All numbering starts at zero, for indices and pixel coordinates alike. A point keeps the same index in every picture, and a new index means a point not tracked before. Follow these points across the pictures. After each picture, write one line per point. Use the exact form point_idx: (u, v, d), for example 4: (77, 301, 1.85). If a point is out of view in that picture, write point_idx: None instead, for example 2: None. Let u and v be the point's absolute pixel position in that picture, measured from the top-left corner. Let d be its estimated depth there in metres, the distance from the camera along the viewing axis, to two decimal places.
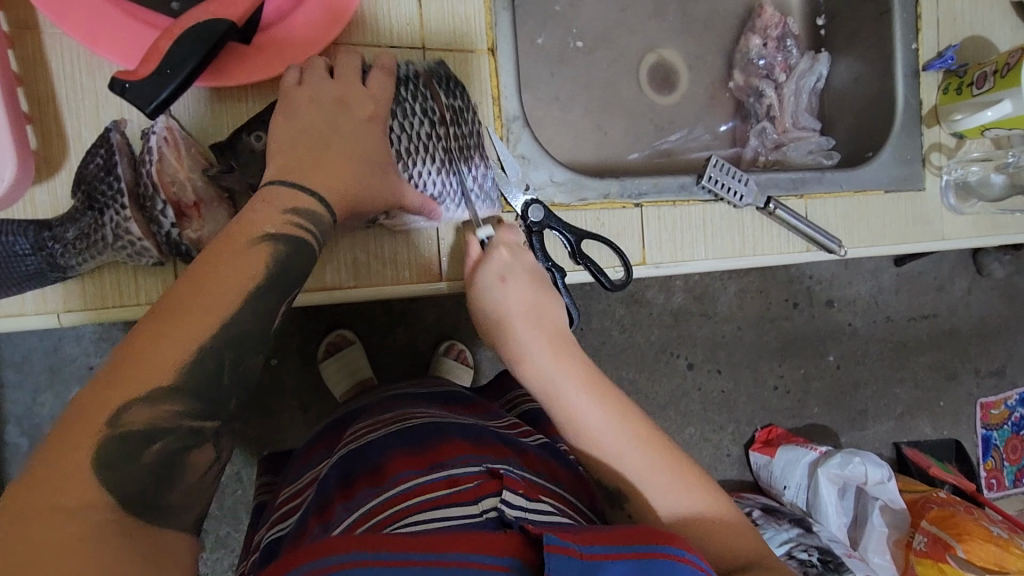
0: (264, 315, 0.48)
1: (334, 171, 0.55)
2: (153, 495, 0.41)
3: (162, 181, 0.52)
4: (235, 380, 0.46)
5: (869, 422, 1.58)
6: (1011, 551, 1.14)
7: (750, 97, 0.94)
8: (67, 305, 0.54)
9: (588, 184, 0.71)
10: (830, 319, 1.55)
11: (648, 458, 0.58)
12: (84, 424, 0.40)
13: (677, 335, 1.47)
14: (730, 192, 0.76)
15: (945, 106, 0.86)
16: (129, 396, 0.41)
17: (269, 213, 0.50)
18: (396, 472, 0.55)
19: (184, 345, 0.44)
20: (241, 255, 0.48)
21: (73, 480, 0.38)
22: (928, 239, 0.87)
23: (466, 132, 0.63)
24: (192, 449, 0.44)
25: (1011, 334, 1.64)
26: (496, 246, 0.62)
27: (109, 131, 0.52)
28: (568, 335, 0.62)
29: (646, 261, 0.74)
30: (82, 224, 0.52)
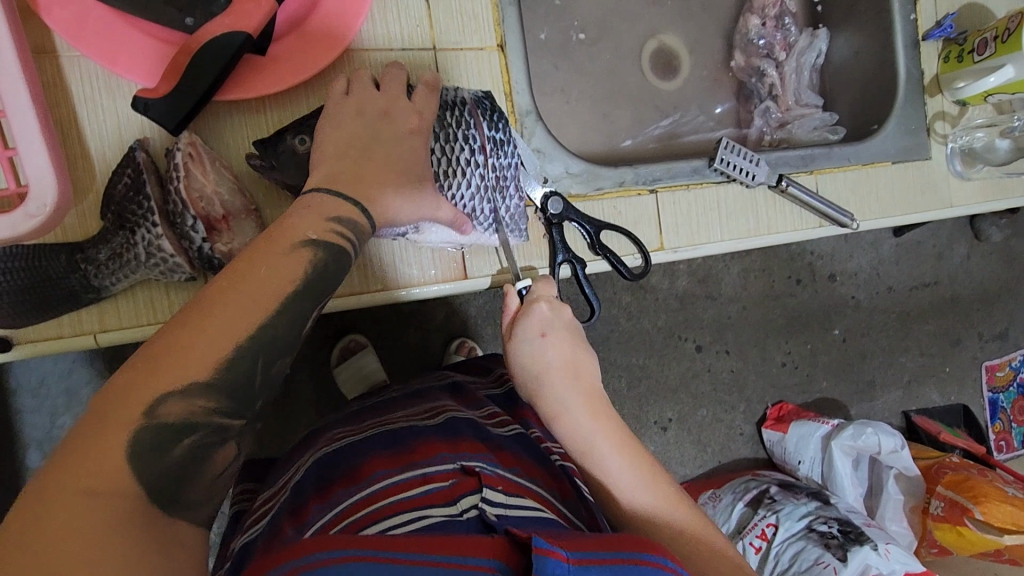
0: (298, 318, 0.47)
1: (377, 182, 0.54)
2: (177, 488, 0.41)
3: (191, 198, 0.53)
4: (265, 380, 0.45)
5: (877, 392, 1.60)
6: None
7: (752, 78, 0.95)
8: (103, 325, 0.55)
9: (603, 173, 0.72)
10: (833, 293, 1.56)
11: (626, 447, 0.57)
12: (121, 412, 0.39)
13: (684, 319, 1.48)
14: (743, 172, 0.76)
15: (946, 75, 0.87)
16: (166, 388, 0.40)
17: (314, 219, 0.49)
18: (372, 472, 0.56)
19: (222, 341, 0.43)
20: (280, 260, 0.47)
21: (105, 468, 0.38)
22: (936, 208, 0.88)
23: (505, 162, 0.65)
24: (218, 446, 0.43)
25: (1012, 297, 1.66)
26: (536, 299, 0.60)
27: (135, 150, 0.52)
28: (579, 357, 0.60)
29: (664, 247, 0.75)
30: (114, 245, 0.52)
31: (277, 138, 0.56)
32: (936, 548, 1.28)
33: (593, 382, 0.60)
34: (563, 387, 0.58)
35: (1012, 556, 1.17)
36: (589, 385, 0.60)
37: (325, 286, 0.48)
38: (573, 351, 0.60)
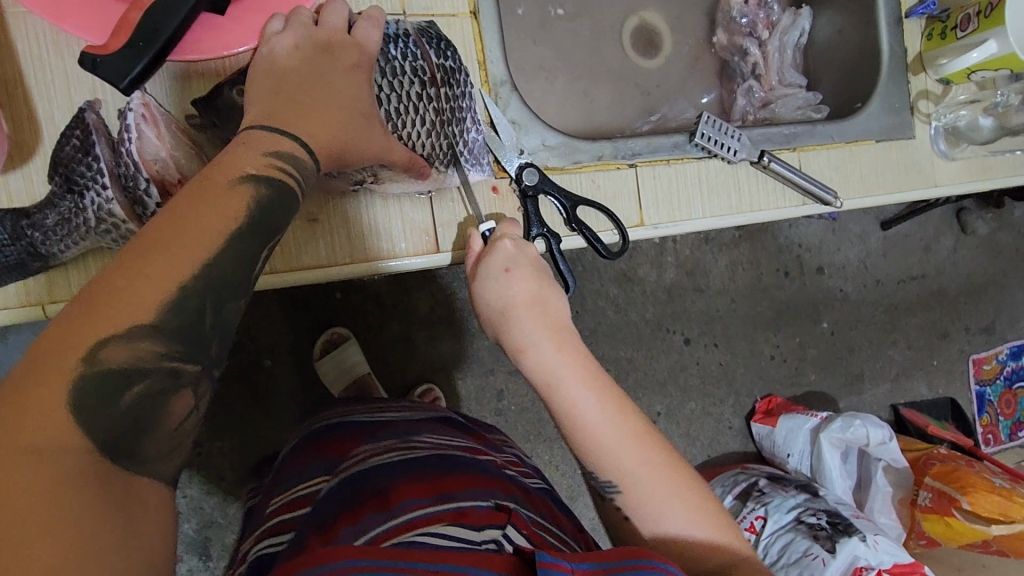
0: (244, 256, 0.46)
1: (317, 116, 0.52)
2: (129, 438, 0.41)
3: (144, 159, 0.50)
4: (216, 324, 0.45)
5: (866, 385, 1.59)
6: (1015, 500, 1.14)
7: (735, 56, 0.94)
8: (54, 296, 0.53)
9: (581, 147, 0.70)
10: (821, 286, 1.56)
11: (603, 403, 0.56)
12: (57, 362, 0.39)
13: (672, 311, 1.47)
14: (724, 148, 0.75)
15: (929, 53, 0.86)
16: (106, 332, 0.40)
17: (250, 154, 0.48)
18: (403, 500, 0.54)
19: (162, 283, 0.42)
20: (217, 196, 0.46)
21: (48, 421, 0.37)
22: (921, 187, 0.87)
23: (457, 92, 0.63)
24: (171, 393, 0.43)
25: (998, 290, 1.66)
26: (499, 237, 0.60)
27: (84, 111, 0.50)
28: (544, 288, 0.60)
29: (644, 223, 0.73)
30: (62, 209, 0.50)
31: (216, 94, 0.54)
32: (924, 540, 1.26)
33: (564, 322, 0.60)
34: (531, 324, 0.58)
35: (1000, 548, 1.16)
36: (563, 327, 0.60)
37: (271, 224, 0.48)
38: (539, 287, 0.60)
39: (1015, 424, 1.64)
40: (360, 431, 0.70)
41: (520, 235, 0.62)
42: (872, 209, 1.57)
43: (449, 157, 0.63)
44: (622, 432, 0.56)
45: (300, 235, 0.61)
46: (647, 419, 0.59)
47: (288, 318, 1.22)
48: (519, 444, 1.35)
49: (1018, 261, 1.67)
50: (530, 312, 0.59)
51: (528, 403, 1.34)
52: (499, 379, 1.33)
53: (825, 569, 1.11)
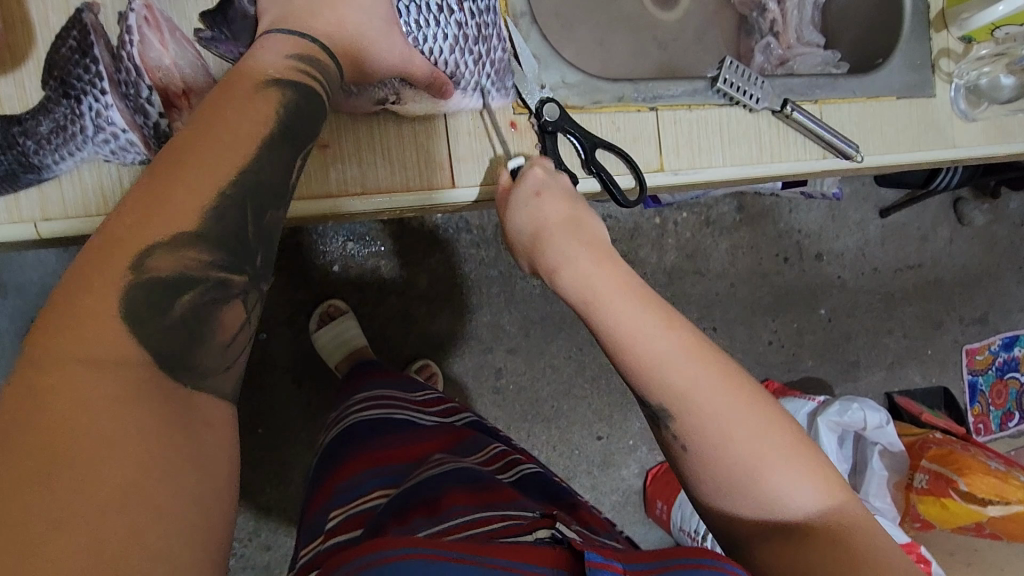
0: (284, 162, 0.45)
1: (334, 20, 0.51)
2: (183, 349, 0.40)
3: (147, 65, 0.47)
4: (259, 231, 0.44)
5: (862, 373, 1.58)
6: (1010, 482, 1.13)
7: (753, 12, 0.92)
8: (45, 213, 0.49)
9: (602, 86, 0.67)
10: (819, 273, 1.54)
11: (649, 312, 0.53)
12: (105, 272, 0.38)
13: (671, 294, 1.45)
14: (746, 95, 0.72)
15: (952, 9, 0.84)
16: (151, 240, 0.39)
17: (273, 59, 0.46)
18: (449, 506, 0.60)
19: (200, 189, 0.41)
20: (245, 100, 0.44)
21: (105, 335, 0.37)
22: (940, 148, 0.85)
23: (482, 6, 0.60)
24: (222, 304, 0.42)
25: (993, 282, 1.65)
26: (531, 163, 0.60)
27: (81, 11, 0.47)
28: (578, 211, 0.59)
29: (665, 168, 0.71)
30: (57, 116, 0.47)
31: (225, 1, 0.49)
32: (919, 522, 1.28)
33: (600, 242, 0.57)
34: (567, 243, 0.56)
35: (994, 531, 1.18)
36: (599, 243, 0.57)
37: (300, 130, 0.47)
38: (572, 209, 0.59)
39: (1005, 414, 1.65)
40: (401, 432, 0.78)
41: (552, 165, 0.62)
42: (873, 196, 1.55)
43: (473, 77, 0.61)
44: (675, 349, 0.52)
45: (311, 164, 0.58)
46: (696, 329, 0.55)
47: (286, 283, 1.18)
48: (517, 424, 1.32)
49: (1014, 253, 1.66)
50: (564, 231, 0.57)
51: (527, 382, 1.31)
52: (497, 357, 1.30)
53: None
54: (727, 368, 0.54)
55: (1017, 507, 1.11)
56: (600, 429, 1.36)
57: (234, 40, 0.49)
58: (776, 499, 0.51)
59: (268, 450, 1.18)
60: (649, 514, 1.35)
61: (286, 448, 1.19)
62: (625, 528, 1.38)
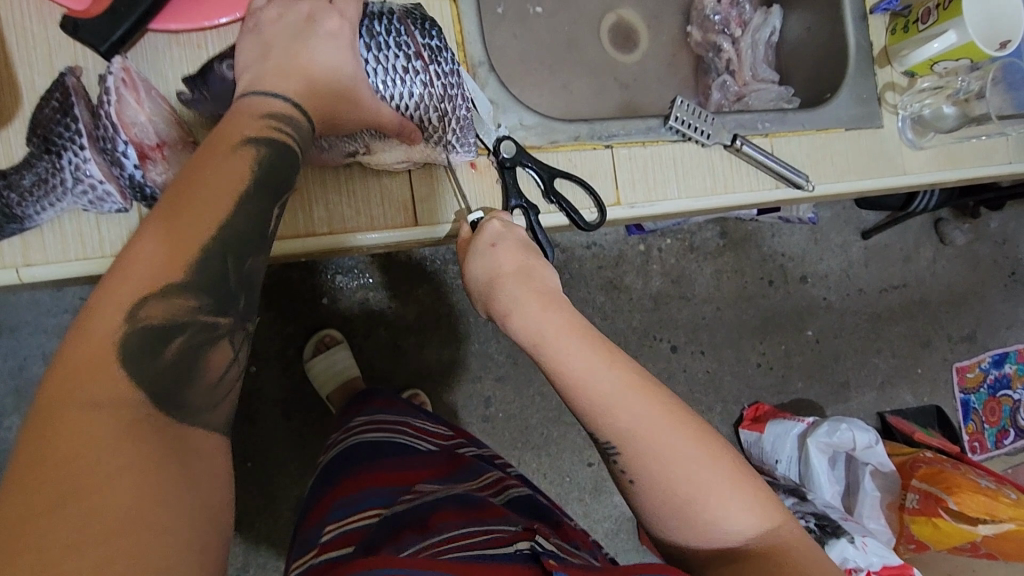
0: (259, 214, 0.49)
1: (300, 80, 0.54)
2: (175, 389, 0.43)
3: (123, 122, 0.50)
4: (241, 278, 0.47)
5: (852, 393, 1.60)
6: (1000, 501, 1.13)
7: (709, 52, 0.97)
8: (26, 259, 0.52)
9: (558, 127, 0.72)
10: (805, 295, 1.57)
11: (593, 355, 0.55)
12: (101, 323, 0.41)
13: (658, 319, 1.47)
14: (697, 131, 0.77)
15: (894, 46, 0.90)
16: (143, 292, 0.42)
17: (247, 121, 0.50)
18: (438, 522, 0.62)
19: (187, 242, 0.45)
20: (222, 159, 0.48)
21: (105, 382, 0.40)
22: (891, 174, 0.89)
23: (447, 69, 0.61)
24: (208, 346, 0.46)
25: (979, 299, 1.68)
26: (488, 217, 0.61)
27: (64, 75, 0.51)
28: (530, 260, 0.59)
29: (621, 202, 0.74)
30: (39, 170, 0.50)
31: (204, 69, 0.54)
32: (913, 544, 1.27)
33: (550, 288, 0.59)
34: (518, 293, 0.57)
35: (989, 551, 1.19)
36: (545, 288, 0.58)
37: (279, 180, 0.50)
38: (524, 259, 0.59)
39: (1000, 431, 1.67)
40: (399, 455, 0.79)
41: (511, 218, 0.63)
42: (853, 218, 1.59)
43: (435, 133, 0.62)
44: (620, 388, 0.54)
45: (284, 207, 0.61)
46: (641, 367, 0.57)
47: (275, 319, 1.21)
48: (509, 452, 1.34)
49: (997, 271, 1.69)
50: (511, 277, 0.58)
51: (517, 409, 1.33)
52: (487, 385, 1.32)
53: None
54: (669, 403, 0.55)
55: (1007, 525, 1.12)
56: (592, 455, 1.37)
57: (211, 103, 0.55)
58: (722, 527, 0.53)
59: (260, 483, 1.20)
60: (642, 541, 1.36)
61: (279, 481, 1.20)
62: (619, 555, 1.38)
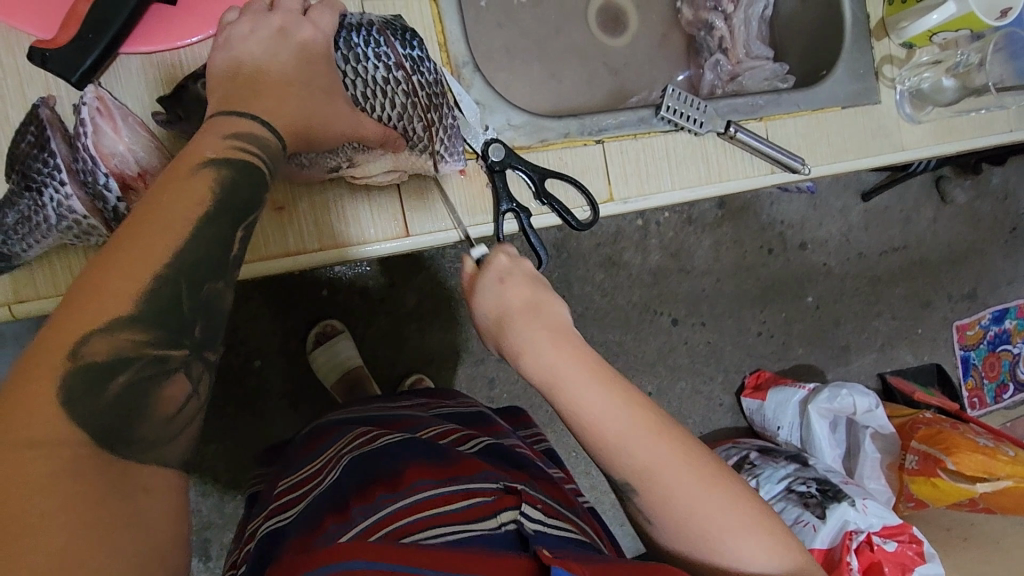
0: (221, 237, 0.44)
1: (275, 96, 0.50)
2: (124, 426, 0.39)
3: (102, 153, 0.49)
4: (196, 307, 0.43)
5: (853, 357, 1.61)
6: (998, 458, 1.14)
7: (701, 32, 0.94)
8: (17, 295, 0.52)
9: (547, 125, 0.70)
10: (805, 261, 1.57)
11: (611, 395, 0.55)
12: (44, 362, 0.38)
13: (657, 294, 1.47)
14: (690, 120, 0.75)
15: (891, 17, 0.87)
16: (89, 327, 0.39)
17: (209, 139, 0.46)
18: (414, 480, 0.59)
19: (136, 271, 0.40)
20: (181, 182, 0.44)
21: (45, 421, 0.36)
22: (889, 151, 0.88)
23: (429, 79, 0.61)
24: (162, 379, 0.42)
25: (980, 257, 1.68)
26: (494, 250, 0.59)
27: (38, 107, 0.50)
28: (541, 296, 0.58)
29: (614, 198, 0.73)
30: (21, 207, 0.49)
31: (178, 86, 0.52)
32: (912, 503, 1.29)
33: (563, 324, 0.57)
34: (530, 333, 0.56)
35: (988, 505, 1.18)
36: (558, 327, 0.57)
37: (244, 202, 0.46)
38: (534, 294, 0.58)
39: (999, 386, 1.68)
40: (367, 424, 0.77)
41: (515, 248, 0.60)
42: (852, 182, 1.58)
43: (420, 141, 0.60)
44: (634, 426, 0.55)
45: (267, 226, 0.60)
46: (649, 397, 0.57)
47: (274, 316, 1.21)
48: None
49: (998, 228, 1.68)
50: (522, 316, 0.56)
51: (521, 389, 1.35)
52: (489, 367, 1.33)
53: (817, 535, 1.14)
54: (684, 441, 0.56)
55: (1005, 482, 1.12)
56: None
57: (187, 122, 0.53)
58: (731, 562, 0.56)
59: None
60: None
61: None
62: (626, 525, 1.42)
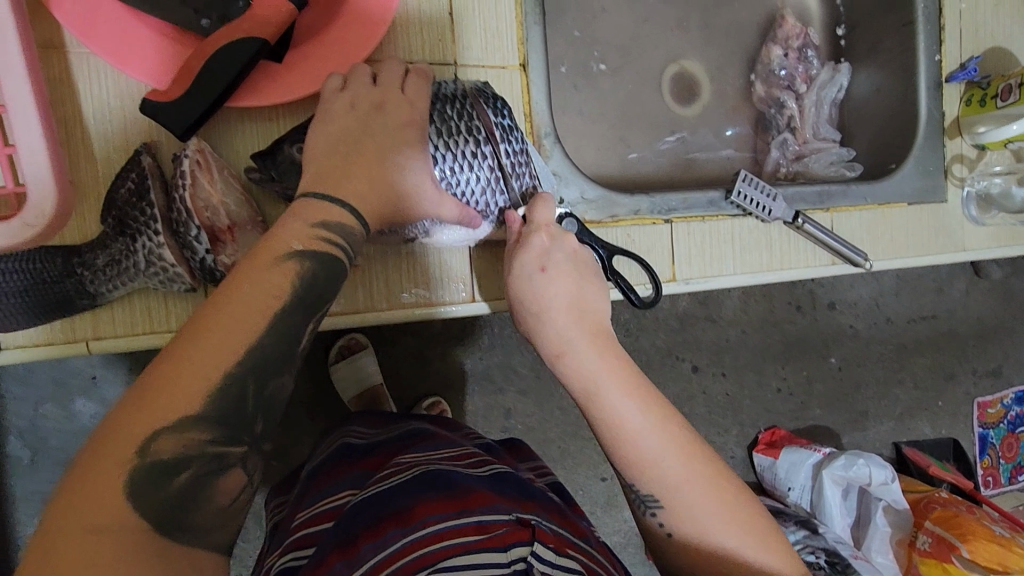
0: (288, 334, 0.46)
1: (365, 180, 0.51)
2: (181, 515, 0.41)
3: (196, 207, 0.50)
4: (260, 403, 0.45)
5: (869, 423, 1.45)
6: (1013, 550, 1.06)
7: (772, 108, 0.94)
8: (97, 332, 0.53)
9: (619, 201, 0.70)
10: (831, 322, 1.42)
11: (647, 407, 0.54)
12: (113, 451, 0.39)
13: (682, 339, 1.34)
14: (760, 208, 0.75)
15: (966, 118, 0.86)
16: (158, 424, 0.40)
17: (295, 227, 0.47)
18: (423, 514, 0.53)
19: (204, 369, 0.42)
20: (264, 275, 0.45)
21: (112, 503, 0.38)
22: (951, 251, 0.86)
23: (516, 148, 0.60)
24: (219, 474, 0.43)
25: (1008, 335, 1.52)
26: (534, 231, 0.58)
27: (140, 154, 0.51)
28: (584, 288, 0.58)
29: (676, 278, 0.73)
30: (113, 251, 0.51)
31: (274, 149, 0.52)
32: None
33: (601, 325, 0.58)
34: (569, 329, 0.56)
35: None
36: (596, 326, 0.57)
37: (318, 296, 0.47)
38: (577, 286, 0.58)
39: (1017, 467, 1.50)
40: (386, 450, 0.72)
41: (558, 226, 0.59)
42: None
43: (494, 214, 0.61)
44: (667, 445, 0.53)
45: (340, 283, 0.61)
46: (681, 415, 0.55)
47: None
48: None
49: None
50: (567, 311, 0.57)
51: (537, 422, 1.25)
52: (508, 398, 1.24)
53: None
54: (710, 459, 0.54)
55: None
56: (605, 469, 1.30)
57: (279, 181, 0.53)
58: None
59: None
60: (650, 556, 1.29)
61: None
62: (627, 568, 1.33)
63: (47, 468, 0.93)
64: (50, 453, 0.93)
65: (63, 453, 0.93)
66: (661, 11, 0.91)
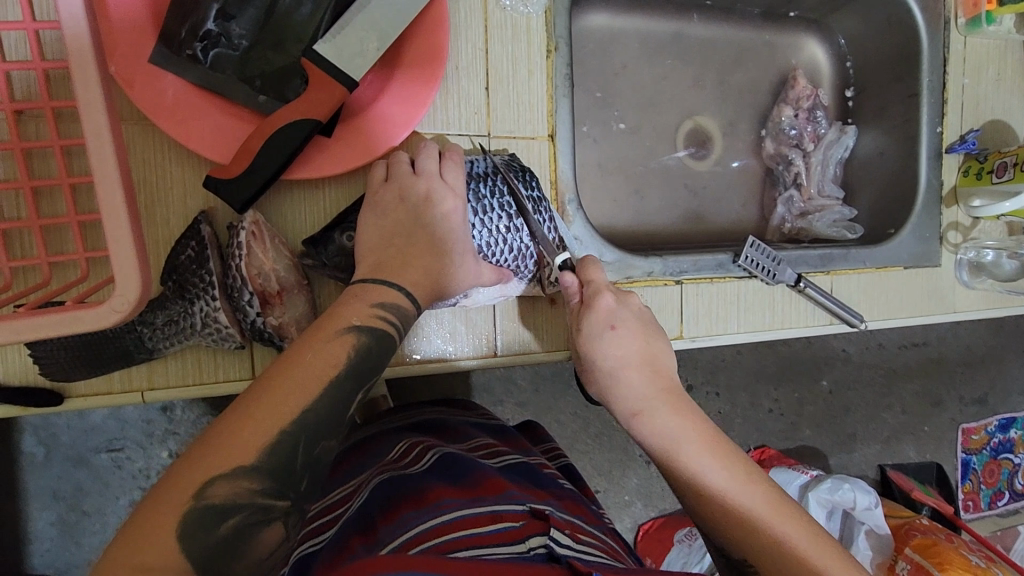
0: (341, 400, 0.49)
1: (420, 267, 0.56)
2: (224, 561, 0.42)
3: (250, 274, 0.55)
4: (309, 460, 0.46)
5: (857, 445, 1.48)
6: None
7: (780, 165, 0.99)
8: (151, 383, 0.58)
9: (635, 263, 0.75)
10: (824, 345, 1.43)
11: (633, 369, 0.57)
12: (170, 497, 0.41)
13: (679, 357, 1.34)
14: (764, 271, 0.79)
15: (964, 188, 0.90)
16: (217, 469, 0.42)
17: (358, 306, 0.52)
18: (439, 498, 0.54)
19: (266, 423, 0.45)
20: (326, 343, 0.49)
21: (159, 547, 0.40)
22: (940, 313, 0.91)
23: (544, 214, 0.66)
24: (262, 526, 0.44)
25: (996, 364, 1.54)
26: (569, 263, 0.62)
27: (199, 224, 0.55)
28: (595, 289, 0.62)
29: (683, 335, 0.78)
30: (171, 312, 0.55)
31: (327, 238, 0.59)
32: None
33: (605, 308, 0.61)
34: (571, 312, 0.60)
35: None
36: (670, 386, 0.57)
37: (371, 369, 0.51)
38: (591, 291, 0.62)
39: (996, 493, 1.54)
40: (399, 437, 0.72)
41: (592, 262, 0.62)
42: None
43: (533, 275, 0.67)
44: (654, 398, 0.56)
45: None
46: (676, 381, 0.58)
47: None
48: None
49: (1019, 335, 1.55)
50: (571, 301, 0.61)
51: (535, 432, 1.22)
52: (507, 411, 1.17)
53: None
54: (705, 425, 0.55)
55: None
56: (598, 483, 1.23)
57: (327, 266, 0.59)
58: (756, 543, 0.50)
59: None
60: None
61: None
62: None
63: (59, 466, 0.95)
64: (63, 451, 0.95)
65: (74, 451, 0.96)
66: (679, 70, 0.95)
